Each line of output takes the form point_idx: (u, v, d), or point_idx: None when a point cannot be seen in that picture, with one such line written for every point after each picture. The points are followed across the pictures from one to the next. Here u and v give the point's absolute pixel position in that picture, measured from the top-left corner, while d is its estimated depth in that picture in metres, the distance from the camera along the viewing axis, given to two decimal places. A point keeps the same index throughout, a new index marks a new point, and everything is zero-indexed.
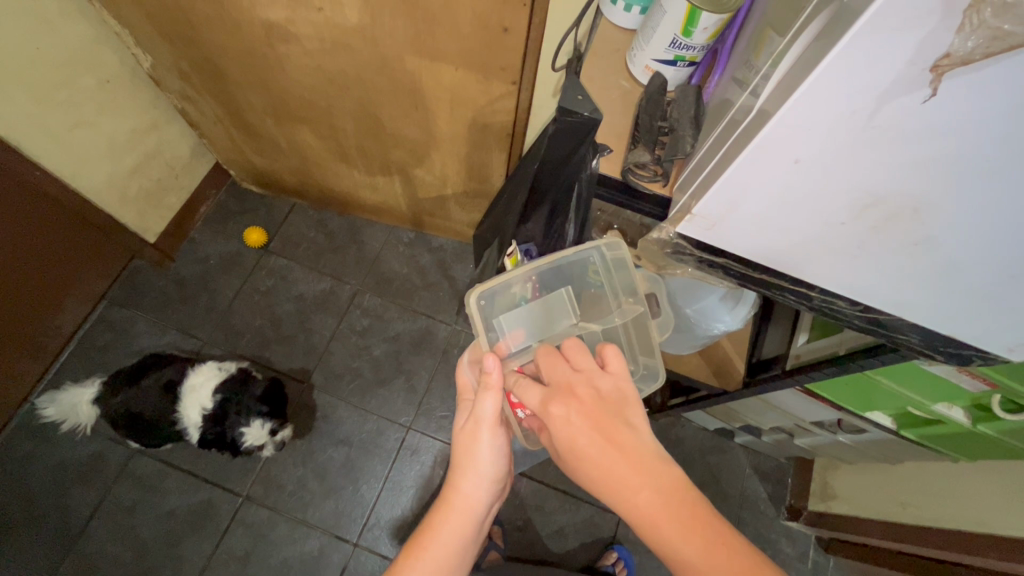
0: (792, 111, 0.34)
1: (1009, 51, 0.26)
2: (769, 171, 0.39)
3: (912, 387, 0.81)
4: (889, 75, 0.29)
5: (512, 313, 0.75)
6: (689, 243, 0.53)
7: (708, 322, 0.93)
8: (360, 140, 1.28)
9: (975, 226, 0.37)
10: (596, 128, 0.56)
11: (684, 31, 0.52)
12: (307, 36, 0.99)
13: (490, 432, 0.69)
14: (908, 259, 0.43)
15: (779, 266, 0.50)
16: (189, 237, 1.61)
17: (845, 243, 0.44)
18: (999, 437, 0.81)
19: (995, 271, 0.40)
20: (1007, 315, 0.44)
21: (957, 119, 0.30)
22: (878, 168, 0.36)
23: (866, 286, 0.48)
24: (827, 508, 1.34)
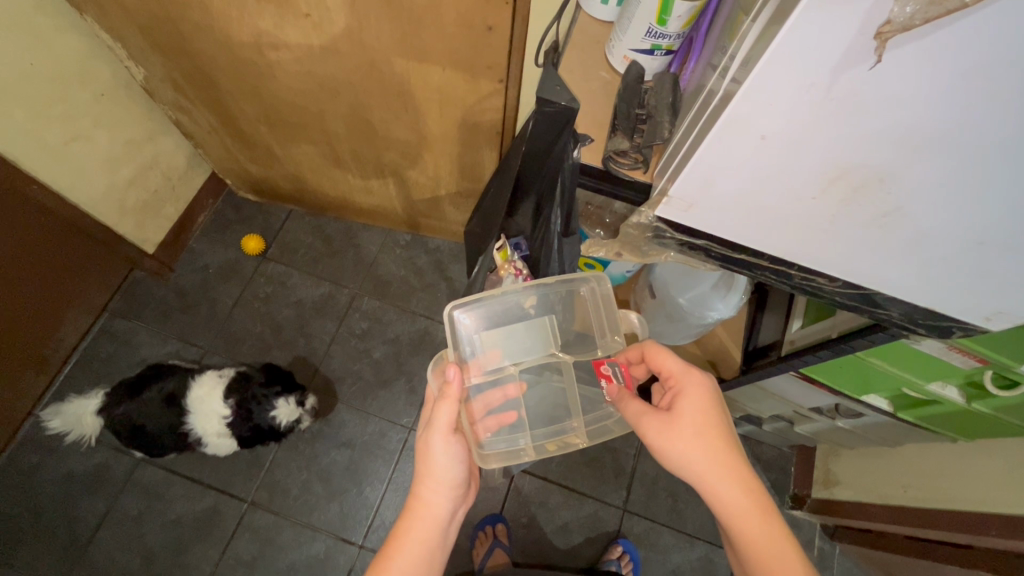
0: (752, 89, 0.35)
1: (947, 14, 0.27)
2: (737, 149, 0.40)
3: (907, 368, 0.81)
4: (838, 46, 0.30)
5: (492, 330, 0.84)
6: (668, 226, 0.53)
7: (702, 310, 0.94)
8: (352, 144, 1.30)
9: (937, 194, 0.38)
10: (573, 117, 0.57)
11: (659, 20, 0.53)
12: (296, 42, 1.00)
13: (444, 440, 0.72)
14: (879, 231, 0.44)
15: (758, 245, 0.51)
16: (187, 247, 1.63)
17: (821, 219, 0.44)
18: (994, 415, 0.81)
19: (964, 238, 0.41)
20: (982, 280, 0.45)
21: (908, 86, 0.31)
22: (840, 140, 0.36)
23: (843, 261, 0.49)
24: (830, 495, 1.34)
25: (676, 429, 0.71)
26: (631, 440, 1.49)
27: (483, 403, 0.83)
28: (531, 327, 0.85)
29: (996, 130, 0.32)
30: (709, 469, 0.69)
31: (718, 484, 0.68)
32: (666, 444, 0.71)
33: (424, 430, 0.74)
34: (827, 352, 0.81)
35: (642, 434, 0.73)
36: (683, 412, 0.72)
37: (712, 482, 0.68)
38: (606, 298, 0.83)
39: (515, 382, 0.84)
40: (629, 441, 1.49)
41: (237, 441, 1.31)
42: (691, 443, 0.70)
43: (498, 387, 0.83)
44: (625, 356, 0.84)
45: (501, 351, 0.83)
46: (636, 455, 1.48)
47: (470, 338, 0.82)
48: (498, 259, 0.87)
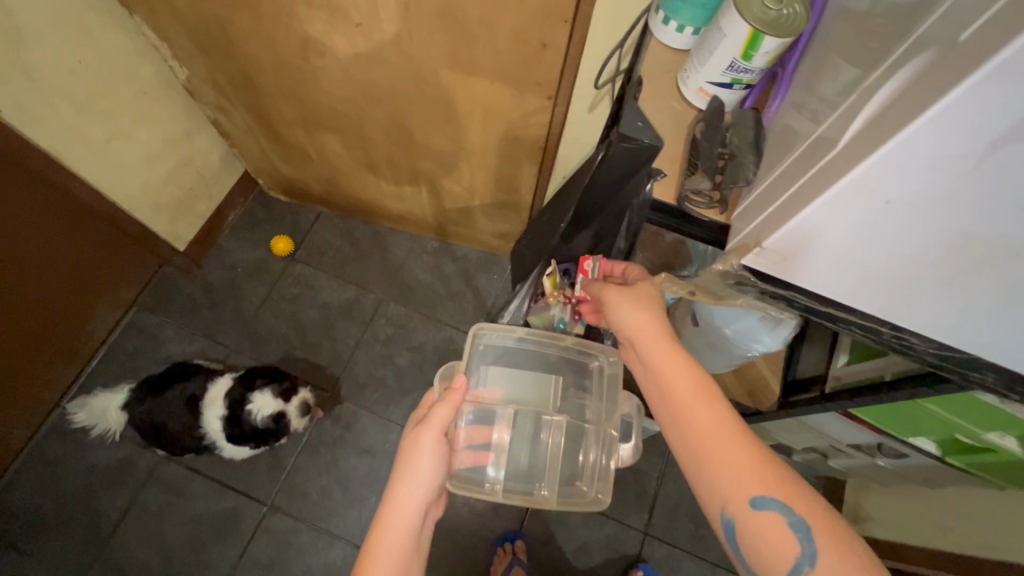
0: (891, 152, 0.33)
1: None
2: (856, 208, 0.38)
3: (964, 416, 0.78)
4: (1006, 122, 0.28)
5: (502, 369, 0.99)
6: (752, 274, 0.53)
7: (747, 342, 0.91)
8: (389, 151, 1.29)
9: None
10: (654, 154, 0.56)
11: (744, 55, 0.51)
12: (343, 50, 0.99)
13: (433, 439, 0.77)
14: (998, 302, 0.41)
15: (849, 299, 0.50)
16: (217, 245, 1.63)
17: (930, 283, 0.42)
18: None
19: None
20: None
21: None
22: (981, 212, 0.34)
23: (944, 324, 0.47)
24: (860, 530, 1.31)
25: (635, 296, 0.73)
26: (654, 462, 1.47)
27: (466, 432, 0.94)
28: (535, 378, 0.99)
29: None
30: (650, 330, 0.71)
31: (659, 344, 0.69)
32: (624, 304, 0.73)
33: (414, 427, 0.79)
34: (880, 397, 0.78)
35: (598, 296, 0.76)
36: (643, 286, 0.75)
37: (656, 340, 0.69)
38: (612, 379, 0.92)
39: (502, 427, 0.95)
40: (653, 464, 1.47)
41: (231, 441, 1.28)
42: (644, 307, 0.72)
43: (486, 424, 0.96)
44: None
45: (501, 391, 0.97)
46: (660, 478, 1.45)
47: (483, 368, 0.98)
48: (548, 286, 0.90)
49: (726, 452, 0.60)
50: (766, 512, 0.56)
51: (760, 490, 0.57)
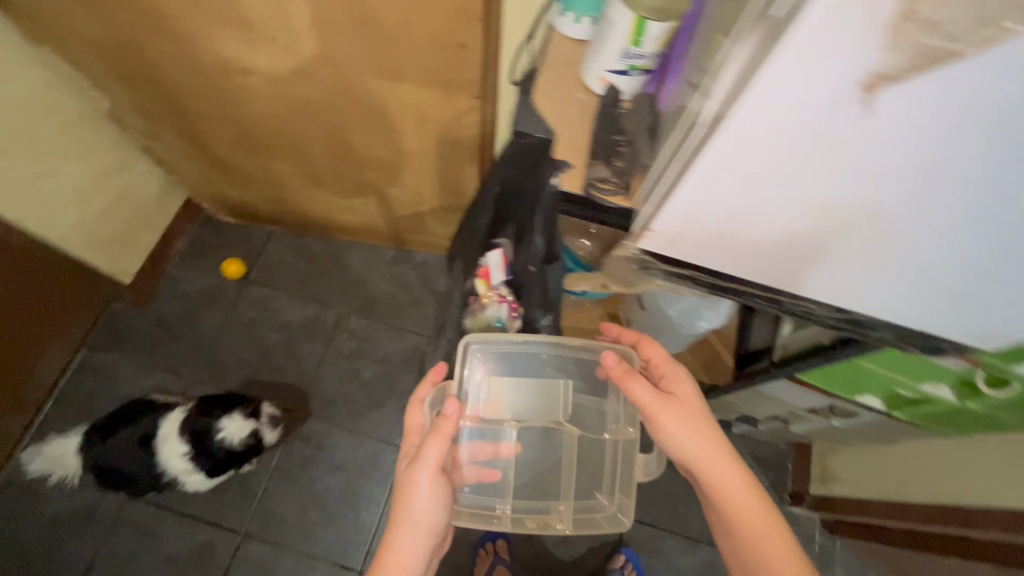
0: (737, 129, 0.36)
1: (936, 63, 0.28)
2: (722, 184, 0.42)
3: (898, 370, 0.80)
4: (824, 93, 0.31)
5: (503, 381, 0.97)
6: (654, 258, 0.56)
7: (691, 321, 0.94)
8: (330, 164, 1.27)
9: (925, 227, 0.40)
10: (552, 148, 0.59)
11: (634, 41, 0.52)
12: (265, 66, 0.97)
13: (429, 477, 0.76)
14: (868, 259, 0.45)
15: (743, 270, 0.54)
16: (167, 275, 1.59)
17: (806, 240, 0.46)
18: (986, 412, 0.81)
19: (950, 267, 0.43)
20: (973, 306, 0.47)
21: (899, 132, 0.32)
22: (827, 177, 0.38)
23: (831, 285, 0.51)
24: (829, 491, 1.34)
25: (682, 410, 0.76)
26: None
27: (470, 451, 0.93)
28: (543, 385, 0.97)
29: (980, 166, 0.33)
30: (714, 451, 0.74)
31: (730, 475, 0.74)
32: (673, 424, 0.75)
33: (408, 468, 0.78)
34: (817, 359, 0.81)
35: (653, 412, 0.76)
36: (684, 395, 0.79)
37: (708, 457, 0.74)
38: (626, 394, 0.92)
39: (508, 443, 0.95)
40: None
41: (201, 472, 1.25)
42: (691, 423, 0.76)
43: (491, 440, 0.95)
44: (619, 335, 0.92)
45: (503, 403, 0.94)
46: None
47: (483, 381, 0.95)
48: (481, 287, 0.91)
49: (776, 550, 0.71)
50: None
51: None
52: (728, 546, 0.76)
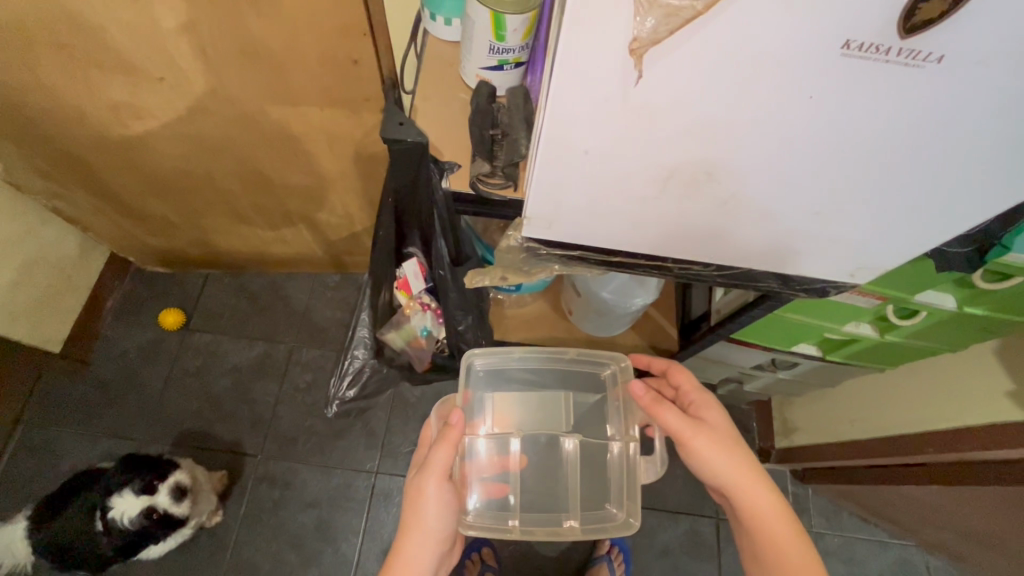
0: (561, 110, 0.42)
1: (684, 23, 0.34)
2: (571, 165, 0.47)
3: (820, 316, 0.84)
4: (613, 66, 0.38)
5: (506, 394, 0.98)
6: (538, 244, 0.61)
7: (625, 300, 0.97)
8: (252, 198, 1.24)
9: (752, 177, 0.46)
10: (426, 150, 0.57)
11: (497, 36, 0.54)
12: (160, 108, 0.94)
13: (436, 485, 0.76)
14: (721, 213, 0.52)
15: (625, 246, 0.60)
16: (100, 336, 1.52)
17: (664, 203, 0.51)
18: (906, 341, 0.86)
19: (789, 208, 0.50)
20: (823, 242, 0.55)
21: (688, 94, 0.39)
22: (652, 144, 0.44)
23: (704, 244, 0.58)
24: (790, 442, 1.38)
25: (714, 432, 0.77)
26: None
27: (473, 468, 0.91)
28: (546, 399, 0.98)
29: (763, 106, 0.39)
30: (747, 473, 0.74)
31: (761, 497, 0.74)
32: (707, 447, 0.76)
33: (415, 478, 0.77)
34: (744, 317, 0.84)
35: (685, 437, 0.76)
36: (715, 420, 0.79)
37: (741, 476, 0.74)
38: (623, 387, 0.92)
39: (518, 455, 0.93)
40: None
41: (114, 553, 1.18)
42: (726, 445, 0.76)
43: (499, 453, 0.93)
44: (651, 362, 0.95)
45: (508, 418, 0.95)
46: None
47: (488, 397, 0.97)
48: (403, 299, 0.94)
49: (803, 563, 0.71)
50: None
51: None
52: (753, 562, 0.76)
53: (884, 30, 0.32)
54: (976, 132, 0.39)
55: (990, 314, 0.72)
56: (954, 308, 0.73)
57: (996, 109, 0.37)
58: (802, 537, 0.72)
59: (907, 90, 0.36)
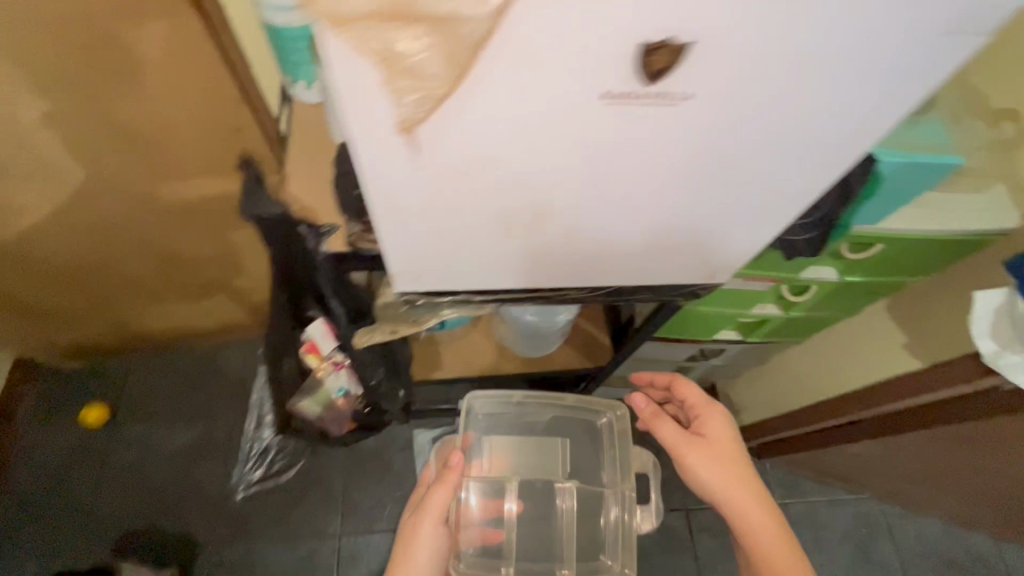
0: (375, 173, 0.43)
1: (442, 100, 0.35)
2: (411, 214, 0.49)
3: (727, 304, 0.88)
4: (401, 139, 0.39)
5: (501, 438, 1.03)
6: (416, 294, 0.65)
7: (551, 316, 0.97)
8: (159, 276, 1.19)
9: (580, 203, 0.49)
10: (295, 222, 0.62)
11: None
12: (35, 204, 0.90)
13: (432, 526, 0.78)
14: (568, 235, 0.54)
15: (492, 273, 0.62)
16: (16, 448, 1.40)
17: (516, 235, 0.53)
18: (809, 313, 0.91)
19: (627, 222, 0.53)
20: (670, 246, 0.58)
21: (484, 148, 0.41)
22: (475, 189, 0.46)
23: (566, 262, 0.61)
24: (739, 421, 1.44)
25: (710, 450, 0.79)
26: None
27: (468, 518, 0.96)
28: (544, 446, 1.03)
29: (556, 148, 0.41)
30: (739, 486, 0.76)
31: (757, 513, 0.74)
32: (700, 462, 0.78)
33: (412, 520, 0.79)
34: (659, 317, 0.87)
35: (679, 450, 0.79)
36: (715, 437, 0.80)
37: (735, 493, 0.75)
38: (622, 438, 0.99)
39: (514, 498, 0.99)
40: None
41: None
42: (722, 460, 0.77)
43: (496, 497, 0.98)
44: (654, 378, 0.97)
45: (506, 462, 1.01)
46: None
47: (485, 441, 1.01)
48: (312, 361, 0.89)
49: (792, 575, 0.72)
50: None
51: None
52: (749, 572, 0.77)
53: (628, 80, 0.35)
54: (758, 148, 0.43)
55: (867, 278, 0.79)
56: (836, 278, 0.79)
57: (764, 129, 0.41)
58: (794, 549, 0.73)
59: (681, 125, 0.39)
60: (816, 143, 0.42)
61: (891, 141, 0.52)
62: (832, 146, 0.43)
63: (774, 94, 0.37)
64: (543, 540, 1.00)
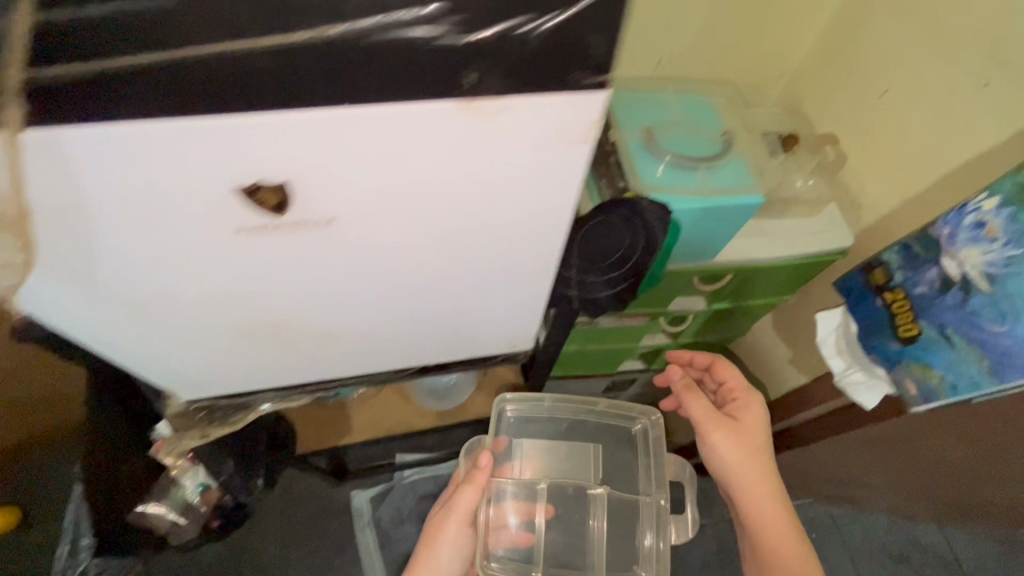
0: (64, 324, 0.40)
1: (60, 254, 0.34)
2: (142, 348, 0.45)
3: (612, 341, 0.88)
4: (55, 294, 0.36)
5: (537, 432, 0.73)
6: (197, 403, 0.55)
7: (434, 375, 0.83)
8: None
9: (319, 313, 0.46)
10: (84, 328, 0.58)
11: None
12: None
13: (456, 528, 0.60)
14: (336, 342, 0.51)
15: (284, 380, 0.55)
16: None
17: (257, 356, 0.50)
18: (699, 337, 0.92)
19: (390, 320, 0.49)
20: (456, 331, 0.54)
21: (158, 284, 0.38)
22: (190, 319, 0.43)
23: (359, 362, 0.55)
24: None
25: (736, 434, 0.59)
26: None
27: (495, 537, 0.66)
28: (577, 448, 0.72)
29: (241, 275, 0.39)
30: (763, 485, 0.57)
31: (774, 522, 0.57)
32: (727, 448, 0.58)
33: (439, 514, 0.61)
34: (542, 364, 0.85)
35: (704, 431, 0.59)
36: (746, 422, 0.60)
37: (756, 491, 0.58)
38: (658, 442, 0.69)
39: (546, 503, 0.69)
40: None
41: None
42: (751, 450, 0.58)
43: (529, 502, 0.69)
44: (687, 358, 0.70)
45: (539, 465, 0.71)
46: None
47: (524, 432, 0.73)
48: None
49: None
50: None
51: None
52: None
53: (252, 215, 0.34)
54: (453, 244, 0.41)
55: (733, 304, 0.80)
56: (706, 307, 0.80)
57: (448, 228, 0.40)
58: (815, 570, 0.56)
59: (346, 239, 0.38)
60: (513, 218, 0.40)
61: (685, 188, 0.53)
62: (517, 225, 0.41)
63: (420, 200, 0.36)
64: (581, 548, 0.69)
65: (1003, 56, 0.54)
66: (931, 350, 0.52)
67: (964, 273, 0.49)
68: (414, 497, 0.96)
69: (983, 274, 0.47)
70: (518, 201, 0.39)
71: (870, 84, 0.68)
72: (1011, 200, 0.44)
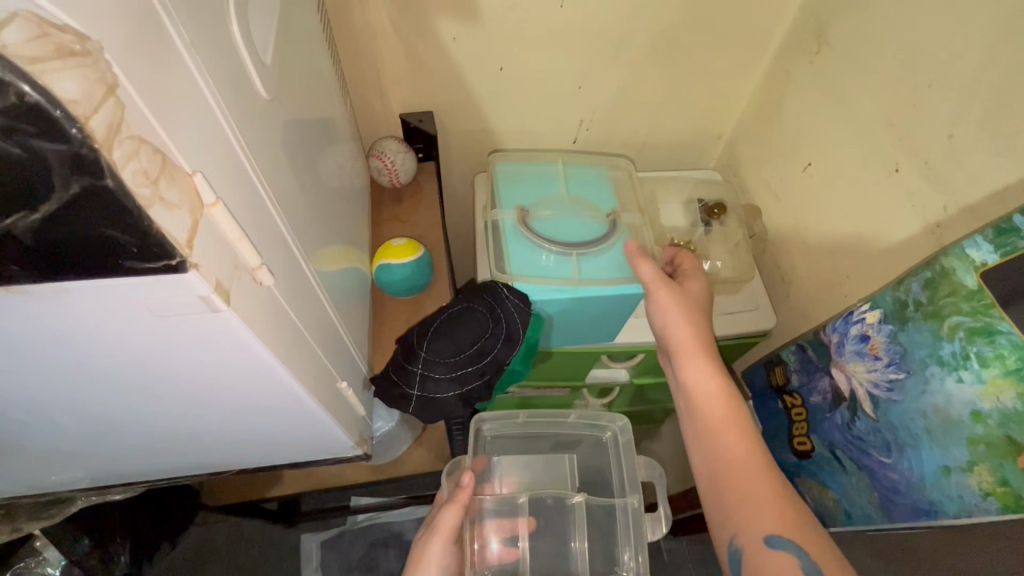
0: None
1: None
2: None
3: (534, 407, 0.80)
4: None
5: (510, 447, 0.66)
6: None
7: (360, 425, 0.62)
8: None
9: (48, 450, 0.32)
10: None
11: None
12: None
13: (439, 547, 0.49)
14: (105, 467, 0.37)
15: (62, 491, 0.41)
16: None
17: (16, 495, 0.40)
18: (637, 406, 0.81)
19: (159, 450, 0.36)
20: (259, 453, 0.41)
21: None
22: None
23: (154, 473, 0.41)
24: None
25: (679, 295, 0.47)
26: None
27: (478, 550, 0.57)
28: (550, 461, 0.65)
29: None
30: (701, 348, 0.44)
31: (717, 393, 0.42)
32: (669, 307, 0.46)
33: (416, 536, 0.52)
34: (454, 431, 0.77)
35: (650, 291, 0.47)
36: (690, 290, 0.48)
37: (693, 357, 0.44)
38: (628, 448, 0.61)
39: (528, 516, 0.60)
40: None
41: None
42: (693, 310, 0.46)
43: (510, 517, 0.60)
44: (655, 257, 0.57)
45: (516, 480, 0.63)
46: None
47: (495, 449, 0.65)
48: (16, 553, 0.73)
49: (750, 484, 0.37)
50: (780, 556, 0.34)
51: (777, 531, 0.35)
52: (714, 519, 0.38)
53: None
54: (196, 394, 0.28)
55: (658, 380, 0.71)
56: (628, 380, 0.71)
57: (152, 394, 0.28)
58: (763, 455, 0.38)
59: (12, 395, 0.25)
60: (253, 378, 0.27)
61: (546, 279, 0.50)
62: (266, 382, 0.28)
63: (94, 358, 0.23)
64: (563, 566, 0.60)
65: (915, 139, 0.46)
66: (825, 469, 0.48)
67: (853, 389, 0.45)
68: (365, 542, 0.85)
69: (869, 395, 0.43)
70: (221, 371, 0.26)
71: (795, 155, 0.61)
72: (890, 316, 0.40)
